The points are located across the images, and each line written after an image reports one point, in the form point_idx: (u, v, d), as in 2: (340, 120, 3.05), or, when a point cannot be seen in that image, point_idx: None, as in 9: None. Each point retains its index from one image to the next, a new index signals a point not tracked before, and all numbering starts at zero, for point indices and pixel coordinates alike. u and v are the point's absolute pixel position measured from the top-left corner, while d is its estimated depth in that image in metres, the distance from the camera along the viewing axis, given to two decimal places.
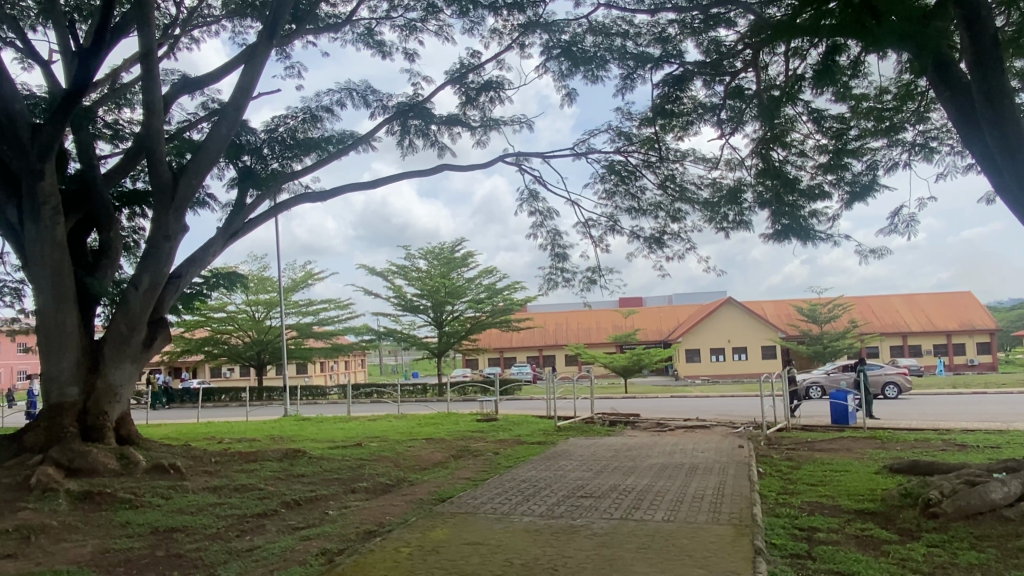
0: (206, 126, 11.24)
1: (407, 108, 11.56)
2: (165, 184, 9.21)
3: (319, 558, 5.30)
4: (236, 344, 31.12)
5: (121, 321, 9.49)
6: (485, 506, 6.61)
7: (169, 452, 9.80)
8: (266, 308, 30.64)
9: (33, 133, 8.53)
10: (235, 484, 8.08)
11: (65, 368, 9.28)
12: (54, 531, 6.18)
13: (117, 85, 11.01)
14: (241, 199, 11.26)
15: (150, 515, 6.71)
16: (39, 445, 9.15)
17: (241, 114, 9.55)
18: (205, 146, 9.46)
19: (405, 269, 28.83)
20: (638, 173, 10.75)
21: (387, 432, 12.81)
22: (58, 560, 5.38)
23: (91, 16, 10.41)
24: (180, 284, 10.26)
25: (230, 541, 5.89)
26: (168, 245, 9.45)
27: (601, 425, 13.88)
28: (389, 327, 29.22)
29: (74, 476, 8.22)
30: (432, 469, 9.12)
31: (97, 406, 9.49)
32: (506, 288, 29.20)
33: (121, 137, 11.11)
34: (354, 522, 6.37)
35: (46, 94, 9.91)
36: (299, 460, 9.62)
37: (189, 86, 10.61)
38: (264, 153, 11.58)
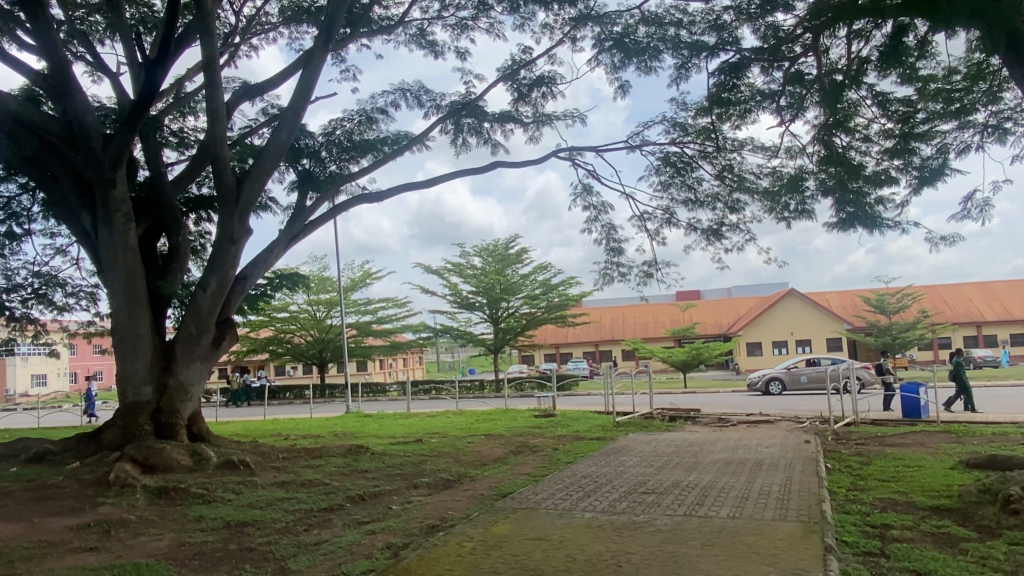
0: (266, 131, 11.53)
1: (459, 107, 11.63)
2: (229, 190, 9.51)
3: (384, 552, 5.39)
4: (299, 342, 31.93)
5: (191, 322, 9.85)
6: (546, 502, 6.61)
7: (238, 449, 10.10)
8: (327, 308, 31.33)
9: (105, 144, 8.91)
10: (302, 480, 8.29)
11: (139, 369, 9.69)
12: (132, 525, 6.46)
13: (181, 94, 11.39)
14: (302, 202, 11.53)
15: (222, 510, 6.94)
16: (117, 443, 9.59)
17: (300, 119, 9.76)
18: (267, 151, 9.73)
19: (460, 266, 29.05)
20: (695, 164, 10.57)
21: (447, 428, 12.96)
22: (136, 554, 5.62)
23: (155, 28, 10.80)
24: (246, 285, 10.58)
25: (299, 535, 6.05)
26: (233, 248, 9.76)
27: (661, 420, 13.73)
28: (446, 324, 29.52)
29: (150, 473, 8.56)
30: (493, 464, 9.18)
31: (169, 405, 9.86)
32: (561, 283, 29.12)
33: (186, 144, 11.49)
34: (417, 516, 6.46)
35: (116, 106, 10.33)
36: (362, 456, 9.81)
37: (249, 93, 10.90)
38: (322, 156, 11.82)
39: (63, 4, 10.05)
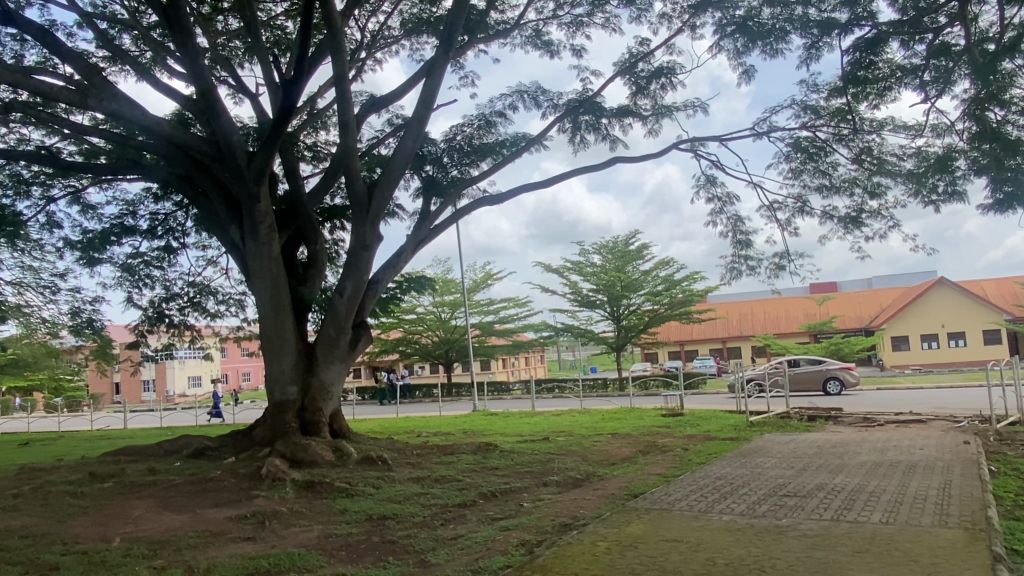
0: (393, 141, 11.99)
1: (577, 104, 11.62)
2: (361, 199, 9.99)
3: (519, 549, 5.46)
4: (426, 343, 32.99)
5: (331, 325, 10.45)
6: (681, 503, 6.46)
7: (376, 445, 10.56)
8: (451, 309, 32.19)
9: (250, 160, 9.57)
10: (435, 476, 8.56)
11: (285, 369, 10.35)
12: (285, 516, 6.90)
13: (315, 110, 12.06)
14: (426, 207, 11.91)
15: (364, 503, 7.28)
16: (267, 439, 10.27)
17: (424, 127, 10.08)
18: (394, 160, 10.15)
19: (580, 265, 28.98)
20: (828, 148, 10.03)
21: (573, 427, 12.99)
22: (289, 544, 6.00)
23: (289, 48, 11.50)
24: (378, 289, 11.11)
25: (436, 529, 6.24)
26: (366, 254, 10.26)
27: (799, 420, 13.13)
28: (567, 323, 29.55)
29: (298, 467, 9.12)
30: (622, 464, 9.10)
31: (313, 403, 10.46)
32: (684, 279, 28.43)
33: (319, 157, 12.14)
34: (548, 514, 6.49)
35: (257, 125, 11.08)
36: (491, 453, 9.99)
37: (375, 105, 11.38)
38: (444, 161, 12.13)
39: (208, 32, 10.88)
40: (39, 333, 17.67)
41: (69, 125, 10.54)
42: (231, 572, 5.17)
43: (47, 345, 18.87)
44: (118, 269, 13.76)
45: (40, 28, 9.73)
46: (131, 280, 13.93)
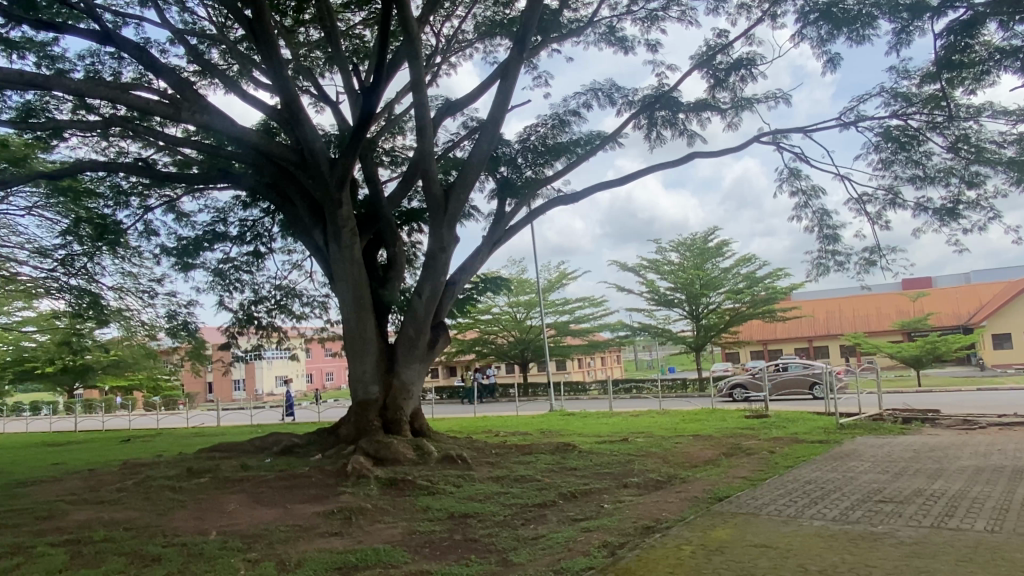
0: (468, 143, 12.12)
1: (653, 100, 11.46)
2: (438, 201, 10.14)
3: (601, 550, 5.42)
4: (502, 343, 33.19)
5: (410, 325, 10.67)
6: (769, 507, 6.26)
7: (456, 444, 10.69)
8: (526, 309, 32.26)
9: (331, 166, 9.84)
10: (515, 475, 8.60)
11: (367, 369, 10.60)
12: (370, 513, 7.07)
13: (392, 115, 12.31)
14: (501, 208, 12.00)
15: (446, 501, 7.37)
16: (351, 437, 10.56)
17: (499, 129, 10.14)
18: (470, 162, 10.26)
19: (657, 263, 28.53)
20: (922, 137, 9.54)
21: (653, 428, 12.78)
22: (375, 540, 6.14)
23: (367, 57, 11.79)
24: (455, 290, 11.28)
25: (518, 529, 6.26)
26: (443, 255, 10.42)
27: (892, 422, 12.55)
28: (645, 323, 29.13)
29: (381, 465, 9.33)
30: (705, 466, 8.90)
31: (394, 402, 10.70)
32: (767, 276, 27.62)
33: (398, 162, 12.40)
34: (631, 517, 6.41)
35: (338, 132, 11.40)
36: (570, 453, 9.96)
37: (451, 109, 11.53)
38: (519, 162, 12.17)
39: (291, 44, 11.26)
40: (139, 335, 18.71)
41: (164, 137, 11.10)
42: (321, 566, 5.32)
43: (147, 346, 19.98)
44: (210, 274, 14.42)
45: (137, 46, 10.28)
46: (222, 284, 14.58)
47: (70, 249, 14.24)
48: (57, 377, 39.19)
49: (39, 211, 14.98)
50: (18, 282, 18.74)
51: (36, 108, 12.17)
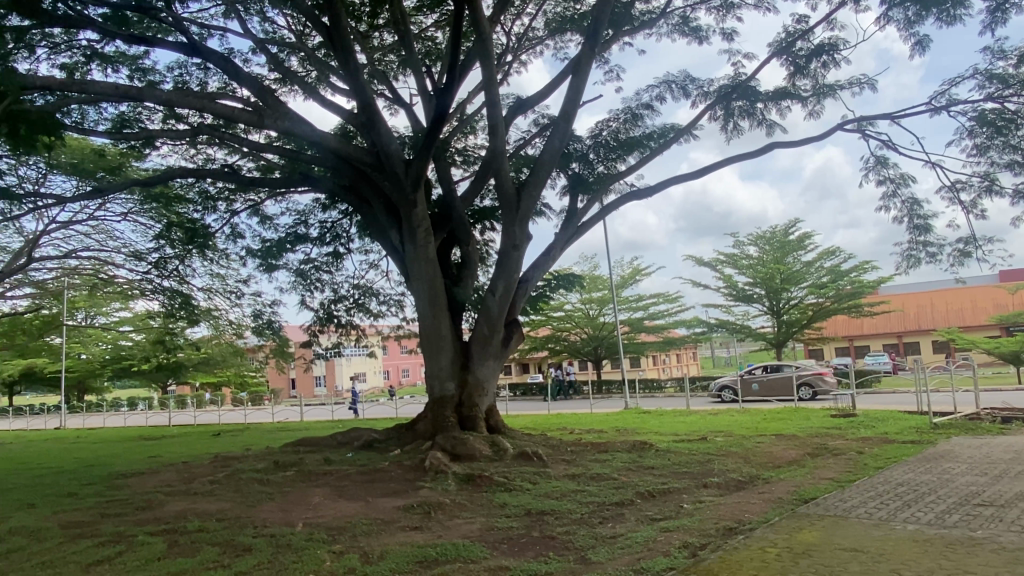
0: (540, 140, 12.12)
1: (729, 90, 11.18)
2: (510, 199, 10.18)
3: (682, 551, 5.33)
4: (575, 340, 33.12)
5: (484, 323, 10.77)
6: (857, 510, 6.03)
7: (532, 441, 10.72)
8: (599, 306, 32.08)
9: (406, 168, 10.01)
10: (591, 473, 8.56)
11: (443, 366, 10.76)
12: (448, 508, 7.18)
13: (464, 115, 12.43)
14: (573, 204, 11.95)
15: (523, 498, 7.41)
16: (429, 432, 10.75)
17: (571, 125, 10.11)
18: (542, 159, 10.26)
19: (735, 258, 27.83)
20: (1022, 119, 8.96)
21: (733, 427, 12.49)
22: (455, 534, 6.23)
23: (439, 58, 11.94)
24: (528, 287, 11.32)
25: (595, 527, 6.23)
26: (516, 253, 10.46)
27: (992, 422, 11.88)
28: (722, 319, 28.49)
29: (457, 461, 9.45)
30: (789, 466, 8.63)
31: (470, 399, 10.81)
32: (852, 269, 26.54)
33: (470, 161, 12.52)
34: (712, 517, 6.28)
35: (412, 133, 11.60)
36: (647, 452, 9.84)
37: (522, 107, 11.55)
38: (590, 158, 12.08)
39: (366, 49, 11.53)
40: (227, 334, 19.57)
41: (248, 143, 11.55)
42: (403, 559, 5.44)
43: (234, 344, 20.88)
44: (293, 274, 14.94)
45: (222, 57, 10.71)
46: (304, 284, 15.07)
47: (163, 252, 15.00)
48: (152, 373, 41.62)
49: (135, 216, 15.87)
50: (116, 284, 19.90)
51: (130, 119, 12.87)
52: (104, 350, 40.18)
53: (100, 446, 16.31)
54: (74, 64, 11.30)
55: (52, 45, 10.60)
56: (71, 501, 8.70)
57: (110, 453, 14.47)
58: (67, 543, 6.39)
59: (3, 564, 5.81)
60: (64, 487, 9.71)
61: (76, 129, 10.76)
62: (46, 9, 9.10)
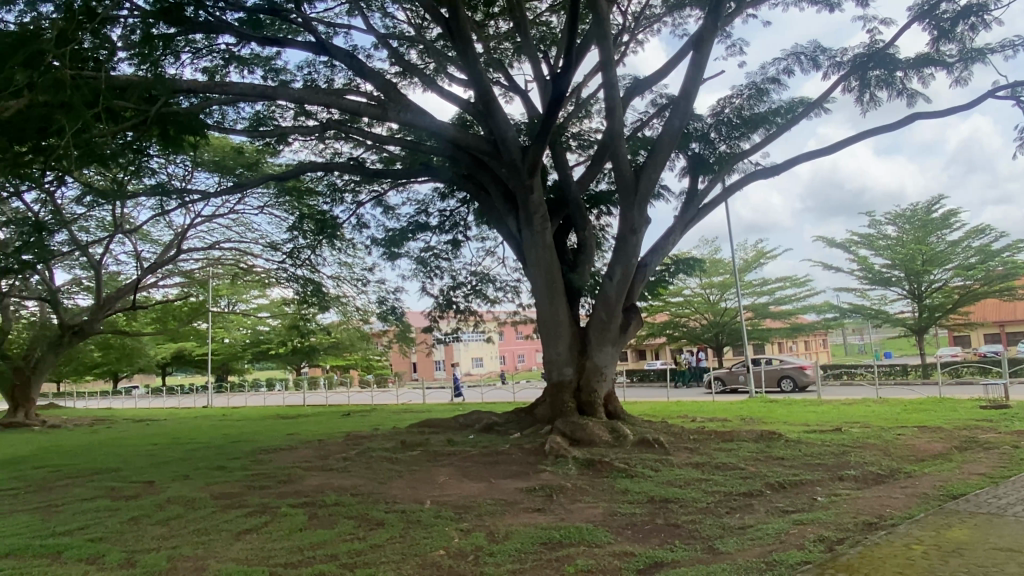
0: (658, 121, 11.84)
1: (864, 60, 10.47)
2: (628, 181, 10.03)
3: (818, 545, 5.09)
4: (695, 326, 32.33)
5: (602, 308, 10.70)
6: (1015, 508, 5.53)
7: (652, 428, 10.57)
8: (720, 290, 31.15)
9: (523, 155, 10.05)
10: (716, 462, 8.33)
11: (561, 352, 10.80)
12: (571, 491, 7.21)
13: (580, 99, 12.34)
14: (694, 186, 11.60)
15: (645, 485, 7.32)
16: (548, 417, 10.85)
17: (692, 103, 9.80)
18: (661, 140, 10.03)
19: (871, 238, 26.14)
20: None
21: (870, 418, 11.77)
22: (577, 518, 6.24)
23: (555, 42, 11.90)
24: (647, 272, 11.14)
25: (723, 517, 6.06)
26: (634, 237, 10.30)
27: None
28: (856, 304, 26.85)
29: (577, 445, 9.46)
30: (933, 460, 8.05)
31: (588, 384, 10.77)
32: (1005, 248, 24.31)
33: (586, 145, 12.42)
34: (849, 511, 5.96)
35: (528, 120, 11.64)
36: (776, 442, 9.47)
37: (639, 88, 11.33)
38: (711, 137, 11.69)
39: (482, 37, 11.64)
40: (354, 319, 20.54)
41: (372, 136, 11.98)
42: (527, 540, 5.51)
43: (361, 329, 21.86)
44: (414, 262, 15.43)
45: (347, 54, 11.16)
46: (425, 271, 15.53)
47: (296, 242, 15.89)
48: (287, 357, 44.46)
49: (270, 209, 16.95)
50: (254, 273, 21.32)
51: (265, 117, 13.69)
52: (244, 335, 43.37)
53: (243, 424, 17.64)
54: (214, 67, 12.13)
55: (195, 50, 11.43)
56: (222, 473, 9.44)
57: (252, 430, 15.61)
58: (220, 512, 6.95)
59: (166, 529, 6.40)
60: (214, 460, 10.56)
61: (218, 128, 11.55)
62: (190, 17, 9.79)
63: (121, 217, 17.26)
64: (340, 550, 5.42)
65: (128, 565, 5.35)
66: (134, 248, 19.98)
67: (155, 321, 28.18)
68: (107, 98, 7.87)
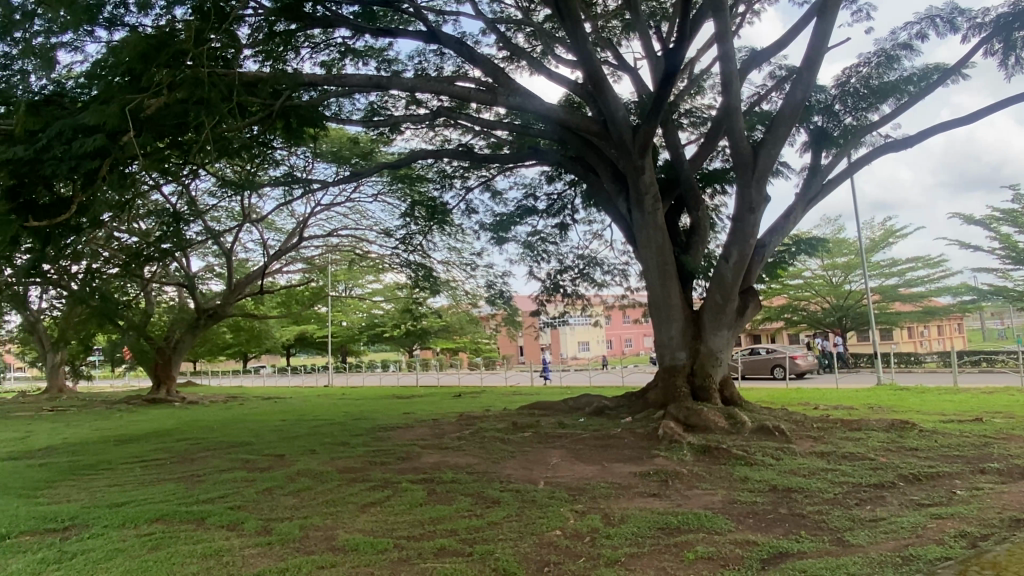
0: (777, 94, 11.30)
1: (1010, 20, 9.51)
2: (745, 158, 9.64)
3: (960, 541, 4.74)
4: (815, 311, 30.89)
5: (717, 291, 10.39)
6: None
7: (772, 415, 10.17)
8: (844, 272, 29.61)
9: (634, 134, 9.84)
10: (843, 452, 7.92)
11: (674, 335, 10.58)
12: (687, 477, 7.07)
13: (693, 74, 11.94)
14: (816, 161, 11.01)
15: (766, 473, 7.06)
16: (660, 401, 10.67)
17: (815, 73, 9.26)
18: (781, 113, 9.56)
19: (1015, 214, 23.94)
20: None
21: (1017, 408, 10.82)
22: (695, 504, 6.11)
23: (666, 17, 11.57)
24: (765, 253, 10.72)
25: (852, 509, 5.75)
26: (752, 216, 9.90)
27: None
28: (998, 285, 24.74)
29: (691, 431, 9.26)
30: None
31: (702, 368, 10.50)
32: None
33: (700, 121, 12.03)
34: (994, 507, 5.51)
35: (639, 98, 11.40)
36: (909, 432, 8.88)
37: (757, 60, 10.84)
38: (836, 109, 11.04)
39: (591, 17, 11.48)
40: (464, 303, 20.97)
41: (480, 122, 12.09)
42: (644, 524, 5.45)
43: (470, 313, 22.30)
44: (521, 246, 15.53)
45: (457, 41, 11.29)
46: (532, 255, 15.60)
47: (409, 229, 16.34)
48: (400, 339, 46.14)
49: (384, 197, 17.52)
50: (370, 259, 22.17)
51: (379, 107, 14.12)
52: (360, 318, 45.36)
53: (361, 403, 18.46)
54: (332, 61, 12.61)
55: (313, 45, 11.90)
56: (344, 448, 9.91)
57: (369, 409, 16.30)
58: (346, 485, 7.31)
59: (296, 500, 6.78)
60: (336, 436, 11.11)
61: (335, 120, 12.01)
62: (309, 13, 10.22)
63: (248, 208, 18.36)
64: (459, 526, 5.56)
65: (265, 532, 5.71)
66: (260, 236, 21.26)
67: (280, 305, 29.93)
68: (238, 93, 8.33)
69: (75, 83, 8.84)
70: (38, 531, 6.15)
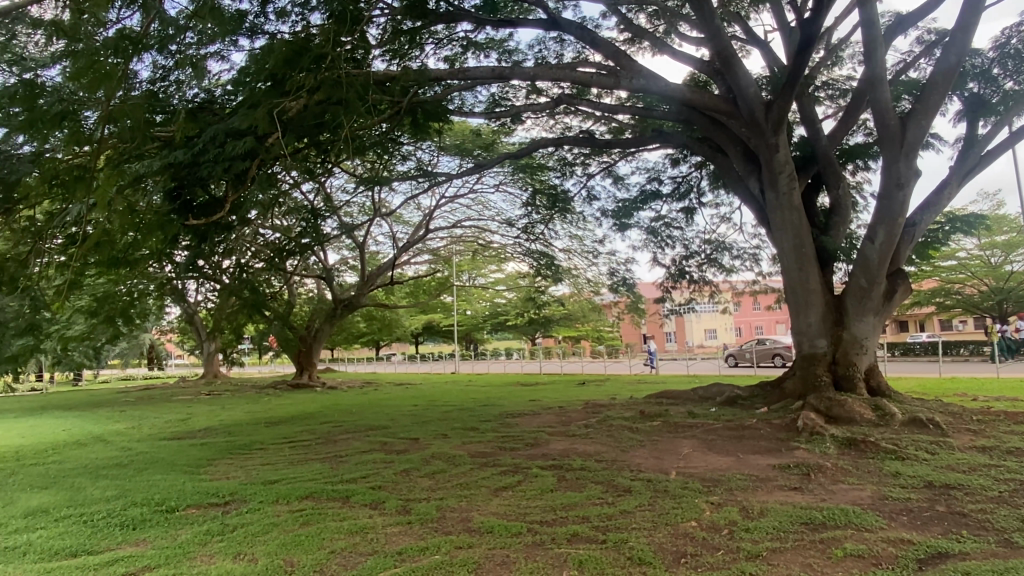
0: (927, 60, 10.40)
1: None
2: (892, 131, 8.98)
3: None
4: (971, 294, 28.32)
5: (861, 274, 9.74)
6: None
7: (924, 407, 9.44)
8: (1004, 251, 26.73)
9: (767, 111, 9.39)
10: (1009, 447, 7.21)
11: (812, 323, 10.02)
12: (830, 471, 6.68)
13: (831, 43, 11.22)
14: (973, 131, 10.08)
15: (920, 468, 6.55)
16: (797, 391, 10.17)
17: (972, 34, 8.44)
18: (932, 81, 8.81)
19: None
20: None
21: None
22: (841, 500, 5.77)
23: None
24: (916, 231, 9.94)
25: (1021, 509, 5.23)
26: (900, 193, 9.18)
27: None
28: None
29: (833, 423, 8.77)
30: None
31: (845, 356, 9.90)
32: None
33: (839, 93, 11.31)
34: None
35: (772, 72, 10.86)
36: None
37: (903, 24, 10.02)
38: (994, 74, 10.05)
39: None
40: (586, 291, 20.88)
41: (602, 107, 11.96)
42: (787, 518, 5.22)
43: (593, 301, 22.20)
44: (645, 232, 15.25)
45: (578, 26, 11.20)
46: (655, 241, 15.30)
47: (531, 217, 16.42)
48: (523, 327, 46.76)
49: (506, 186, 17.63)
50: (492, 249, 22.57)
51: (500, 98, 14.29)
52: (485, 307, 46.42)
53: (487, 389, 18.85)
54: (455, 55, 12.88)
55: (437, 41, 12.19)
56: (474, 433, 10.16)
57: (495, 395, 16.66)
58: (478, 469, 7.49)
59: (431, 482, 7.01)
60: (466, 421, 11.44)
61: (459, 113, 12.26)
62: (433, 10, 10.45)
63: (378, 202, 19.13)
64: (591, 512, 5.56)
65: (404, 511, 5.95)
66: (389, 229, 22.13)
67: (409, 295, 31.12)
68: (369, 91, 8.66)
69: (224, 91, 9.54)
70: (202, 504, 6.73)
